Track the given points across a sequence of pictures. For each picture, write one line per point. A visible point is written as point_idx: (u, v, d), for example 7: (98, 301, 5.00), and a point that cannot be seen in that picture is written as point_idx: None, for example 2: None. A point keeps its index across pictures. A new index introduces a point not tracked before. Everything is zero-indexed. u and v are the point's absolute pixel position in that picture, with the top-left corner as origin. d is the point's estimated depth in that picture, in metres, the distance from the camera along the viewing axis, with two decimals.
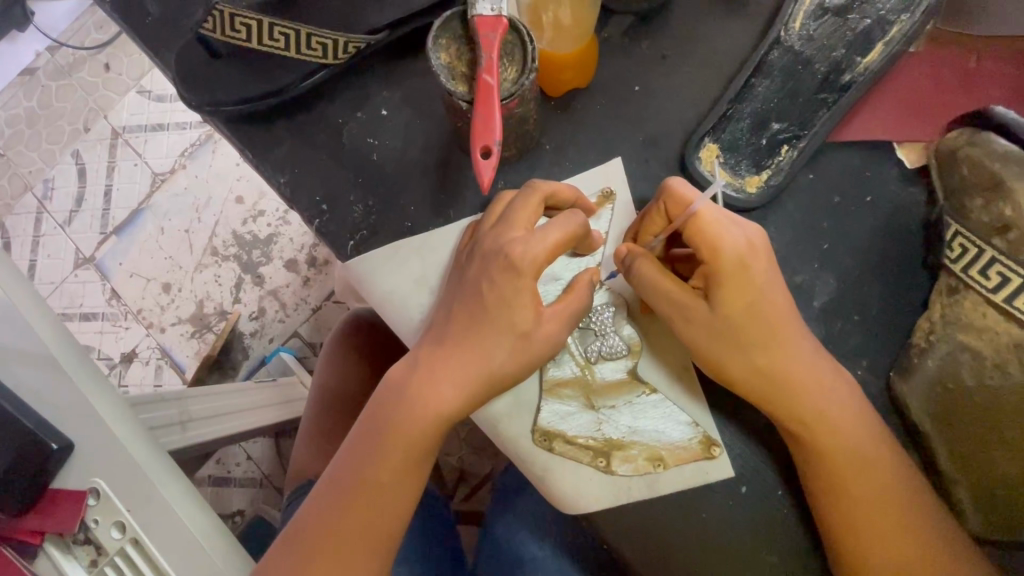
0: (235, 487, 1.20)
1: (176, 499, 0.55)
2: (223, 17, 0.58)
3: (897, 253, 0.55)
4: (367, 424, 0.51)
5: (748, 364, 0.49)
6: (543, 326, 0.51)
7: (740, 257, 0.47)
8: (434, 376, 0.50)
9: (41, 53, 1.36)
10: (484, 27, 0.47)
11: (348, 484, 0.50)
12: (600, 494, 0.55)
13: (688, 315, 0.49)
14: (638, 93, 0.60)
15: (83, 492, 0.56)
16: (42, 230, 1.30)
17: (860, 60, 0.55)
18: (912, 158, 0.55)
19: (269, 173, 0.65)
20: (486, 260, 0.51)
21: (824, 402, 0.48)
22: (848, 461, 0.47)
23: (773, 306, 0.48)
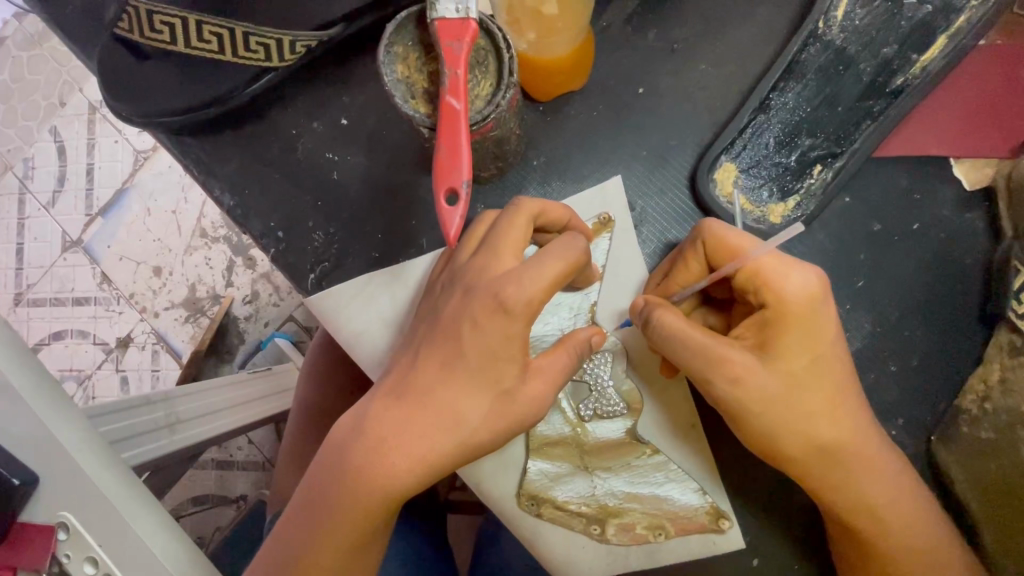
0: (240, 471, 1.06)
1: (153, 536, 0.35)
2: (141, 15, 0.50)
3: (945, 293, 0.46)
4: (311, 493, 0.44)
5: (804, 434, 0.38)
6: (530, 383, 0.43)
7: (808, 302, 0.37)
8: (388, 444, 0.42)
9: (7, 20, 1.23)
10: (446, 34, 0.38)
11: (287, 559, 0.44)
12: (595, 563, 0.49)
13: (730, 371, 0.38)
14: (643, 97, 0.50)
15: (50, 526, 0.35)
16: (26, 213, 1.21)
17: (916, 58, 0.45)
18: (972, 179, 0.46)
19: (216, 194, 0.56)
20: (461, 307, 0.43)
21: (870, 484, 0.38)
22: (894, 557, 0.39)
23: (825, 362, 0.38)
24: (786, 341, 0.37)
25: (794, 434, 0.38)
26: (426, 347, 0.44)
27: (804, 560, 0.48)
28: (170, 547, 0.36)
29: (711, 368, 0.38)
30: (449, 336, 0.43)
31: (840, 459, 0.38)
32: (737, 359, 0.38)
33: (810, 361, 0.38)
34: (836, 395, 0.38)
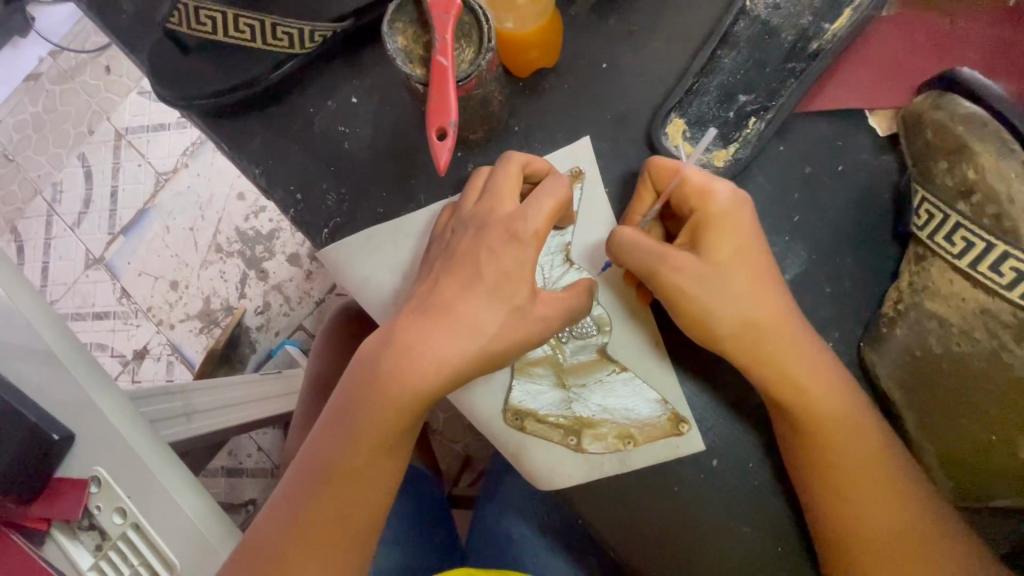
0: (247, 476, 1.33)
1: (176, 486, 0.57)
2: (188, 11, 0.59)
3: (870, 223, 0.54)
4: (343, 403, 0.52)
5: (738, 312, 0.49)
6: (538, 304, 0.52)
7: (729, 203, 0.49)
8: (411, 353, 0.50)
9: (44, 58, 1.51)
10: (437, 9, 0.47)
11: (324, 462, 0.52)
12: (575, 471, 0.55)
13: (671, 262, 0.49)
14: (605, 70, 0.59)
15: (84, 480, 0.57)
16: (53, 233, 1.46)
17: (827, 28, 0.55)
18: (884, 126, 0.54)
19: (245, 165, 0.65)
20: (468, 253, 0.52)
21: (797, 362, 0.48)
22: (820, 431, 0.48)
23: (748, 253, 0.49)
24: (712, 238, 0.49)
25: (727, 313, 0.49)
26: (444, 277, 0.53)
27: (763, 462, 0.54)
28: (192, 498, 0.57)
29: (656, 263, 0.49)
30: (466, 267, 0.52)
31: (766, 334, 0.49)
32: (674, 254, 0.49)
33: (736, 252, 0.49)
34: (761, 284, 0.49)
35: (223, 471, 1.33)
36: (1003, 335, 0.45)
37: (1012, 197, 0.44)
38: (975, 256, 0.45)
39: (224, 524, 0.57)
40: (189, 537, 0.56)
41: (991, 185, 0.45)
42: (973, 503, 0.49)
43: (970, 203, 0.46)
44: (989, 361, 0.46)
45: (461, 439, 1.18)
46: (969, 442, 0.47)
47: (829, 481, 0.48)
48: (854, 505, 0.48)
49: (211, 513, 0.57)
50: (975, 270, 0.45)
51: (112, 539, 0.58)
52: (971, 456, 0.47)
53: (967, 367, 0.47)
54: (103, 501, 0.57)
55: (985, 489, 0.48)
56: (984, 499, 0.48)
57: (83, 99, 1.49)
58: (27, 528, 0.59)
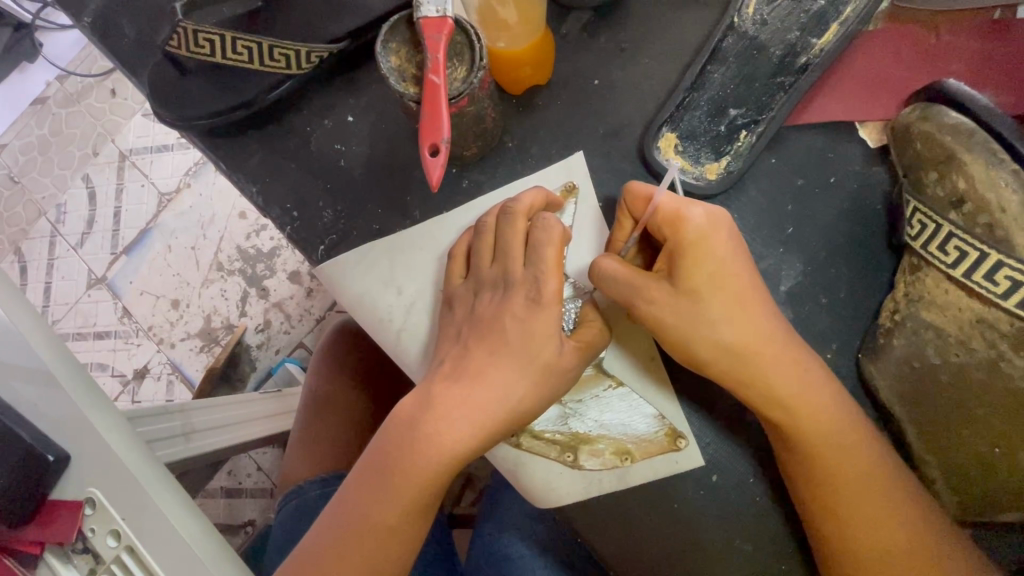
0: (247, 497, 1.32)
1: (171, 507, 0.56)
2: (187, 33, 0.60)
3: (864, 234, 0.54)
4: (377, 463, 0.52)
5: (713, 337, 0.48)
6: (564, 357, 0.52)
7: (700, 228, 0.48)
8: (446, 418, 0.51)
9: (51, 82, 1.54)
10: (429, 29, 0.48)
11: (356, 522, 0.51)
12: (573, 488, 0.55)
13: (645, 295, 0.50)
14: (597, 87, 0.60)
15: (81, 500, 0.57)
16: (56, 254, 1.47)
17: (815, 42, 0.55)
18: (874, 137, 0.55)
19: (243, 183, 0.66)
20: (493, 317, 0.54)
21: (820, 413, 0.48)
22: (830, 458, 0.47)
23: (725, 277, 0.49)
24: (686, 266, 0.49)
25: (703, 339, 0.49)
26: (472, 338, 0.54)
27: (763, 477, 0.53)
28: (188, 520, 0.56)
29: (632, 295, 0.50)
30: (491, 332, 0.53)
31: (748, 358, 0.48)
32: (649, 285, 0.50)
33: (712, 277, 0.48)
34: (743, 305, 0.48)
35: (222, 492, 1.32)
36: (1002, 343, 0.45)
37: (1002, 206, 0.44)
38: (969, 266, 0.45)
39: (222, 548, 0.56)
40: (182, 564, 0.55)
41: (982, 195, 0.45)
42: (978, 516, 0.48)
43: (960, 212, 0.46)
44: (985, 371, 0.46)
45: None
46: (973, 452, 0.47)
47: (831, 498, 0.47)
48: (859, 522, 0.47)
49: (210, 537, 0.56)
50: (971, 279, 0.45)
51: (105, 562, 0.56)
52: (976, 470, 0.47)
53: (966, 378, 0.47)
54: (96, 524, 0.57)
55: (989, 504, 0.47)
56: (987, 512, 0.48)
57: (88, 121, 1.51)
58: (19, 551, 0.58)
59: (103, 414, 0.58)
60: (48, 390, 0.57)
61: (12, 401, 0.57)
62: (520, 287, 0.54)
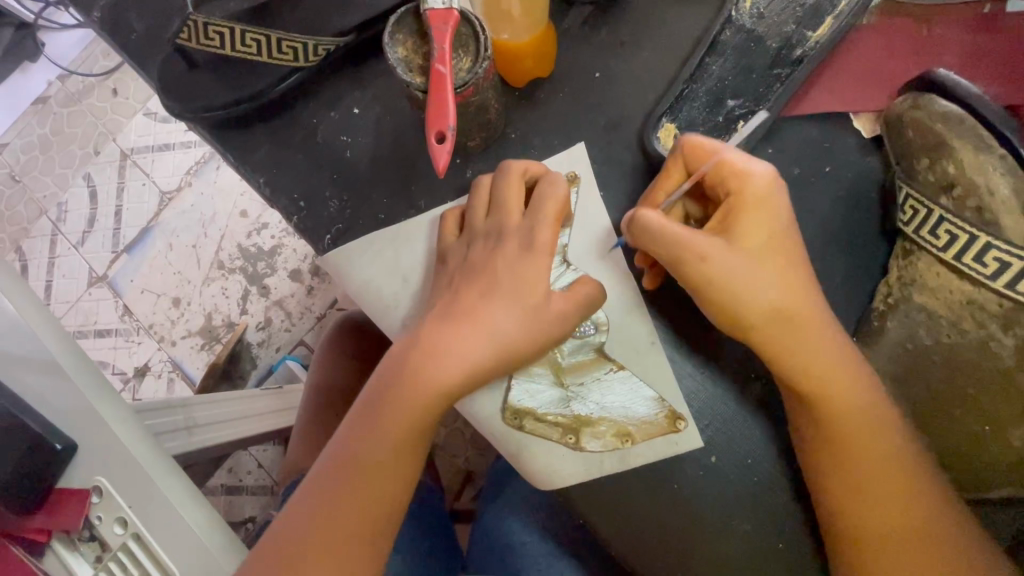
0: (247, 494, 1.32)
1: (175, 495, 0.60)
2: (197, 26, 0.61)
3: (860, 221, 0.55)
4: (371, 399, 0.54)
5: (763, 299, 0.48)
6: (553, 301, 0.54)
7: (760, 190, 0.48)
8: (436, 354, 0.52)
9: (53, 82, 1.55)
10: (436, 20, 0.50)
11: (350, 454, 0.53)
12: (575, 469, 0.56)
13: (702, 252, 0.48)
14: (598, 79, 0.61)
15: (87, 490, 0.61)
16: (57, 252, 1.48)
17: (810, 35, 0.57)
18: (868, 127, 0.56)
19: (250, 175, 0.67)
20: (486, 262, 0.55)
21: (814, 353, 0.48)
22: (823, 397, 0.48)
23: (778, 240, 0.49)
24: (741, 229, 0.49)
25: (756, 301, 0.48)
26: (463, 282, 0.55)
27: (761, 459, 0.54)
28: (191, 507, 0.60)
29: (685, 252, 0.49)
30: (483, 275, 0.54)
31: (793, 320, 0.48)
32: (705, 241, 0.48)
33: (769, 239, 0.49)
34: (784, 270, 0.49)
35: (223, 489, 1.33)
36: (992, 323, 0.47)
37: (991, 190, 0.47)
38: (959, 247, 0.47)
39: (223, 533, 0.60)
40: (192, 550, 0.59)
41: (971, 178, 0.47)
42: (972, 494, 0.49)
43: (950, 196, 0.48)
44: (976, 350, 0.48)
45: (461, 454, 1.18)
46: (966, 432, 0.48)
47: (828, 474, 0.49)
48: (859, 498, 0.48)
49: (212, 523, 0.60)
50: (960, 261, 0.47)
51: (112, 550, 0.61)
52: (968, 449, 0.48)
53: (960, 359, 0.48)
54: (104, 512, 0.61)
55: (978, 482, 0.49)
56: (981, 489, 0.49)
57: (90, 120, 1.52)
58: (27, 539, 0.63)
59: (112, 406, 0.61)
60: (58, 381, 0.61)
61: (20, 390, 0.61)
62: (512, 237, 0.55)
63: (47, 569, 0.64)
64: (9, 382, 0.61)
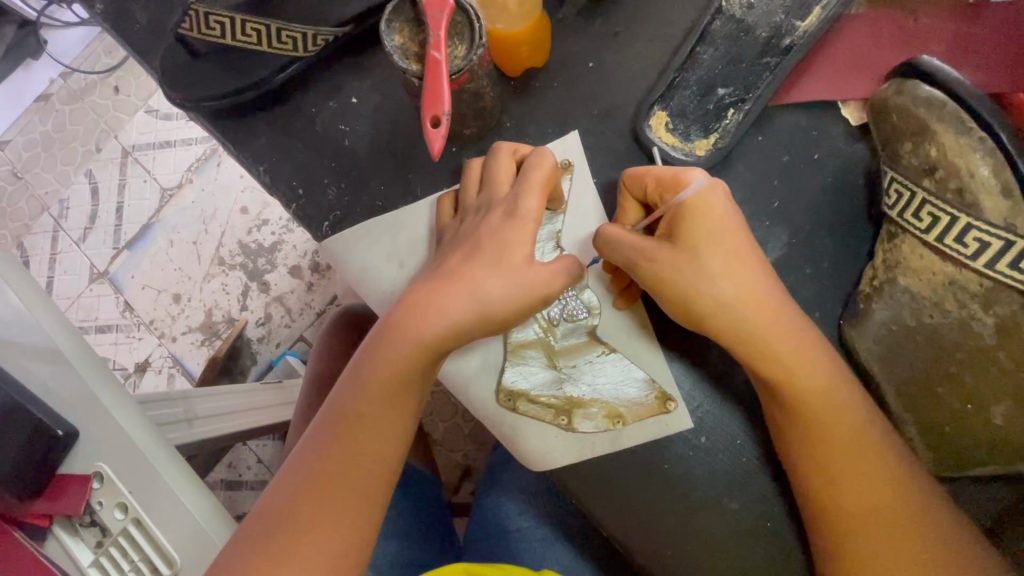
0: (247, 489, 1.33)
1: (174, 480, 0.65)
2: (198, 16, 0.62)
3: (847, 207, 0.56)
4: (359, 361, 0.55)
5: (712, 293, 0.51)
6: (535, 269, 0.54)
7: (692, 194, 0.51)
8: (424, 313, 0.53)
9: (55, 79, 1.57)
10: (432, 7, 0.51)
11: (340, 414, 0.55)
12: (567, 451, 0.57)
13: (648, 255, 0.52)
14: (592, 69, 0.62)
15: (88, 476, 0.66)
16: (59, 248, 1.50)
17: (799, 25, 0.58)
18: (856, 115, 0.57)
19: (250, 164, 0.68)
20: (472, 232, 0.56)
21: (783, 325, 0.50)
22: (792, 365, 0.50)
23: (724, 233, 0.51)
24: (685, 226, 0.52)
25: (705, 296, 0.51)
26: (451, 249, 0.57)
27: (750, 440, 0.56)
28: (191, 491, 0.65)
29: (634, 258, 0.53)
30: (467, 242, 0.56)
31: (739, 308, 0.50)
32: (650, 246, 0.52)
33: (711, 234, 0.51)
34: (740, 256, 0.51)
35: (222, 484, 1.34)
36: (972, 304, 0.48)
37: (972, 171, 0.47)
38: (941, 229, 0.48)
39: (219, 514, 0.66)
40: (189, 532, 0.64)
41: (952, 161, 0.48)
42: (953, 472, 0.51)
43: (934, 178, 0.49)
44: (959, 331, 0.49)
45: (459, 448, 1.19)
46: (948, 411, 0.49)
47: (814, 455, 0.50)
48: (842, 477, 0.49)
49: (209, 506, 0.65)
50: (943, 243, 0.48)
51: (113, 535, 0.66)
52: (951, 427, 0.49)
53: (941, 338, 0.49)
54: (105, 497, 0.66)
55: (961, 459, 0.50)
56: (963, 468, 0.50)
57: (92, 117, 1.54)
58: (30, 524, 0.68)
59: (113, 396, 0.66)
60: (61, 368, 0.66)
61: (22, 377, 0.66)
62: (496, 207, 0.56)
63: (49, 553, 0.69)
64: (13, 369, 0.66)
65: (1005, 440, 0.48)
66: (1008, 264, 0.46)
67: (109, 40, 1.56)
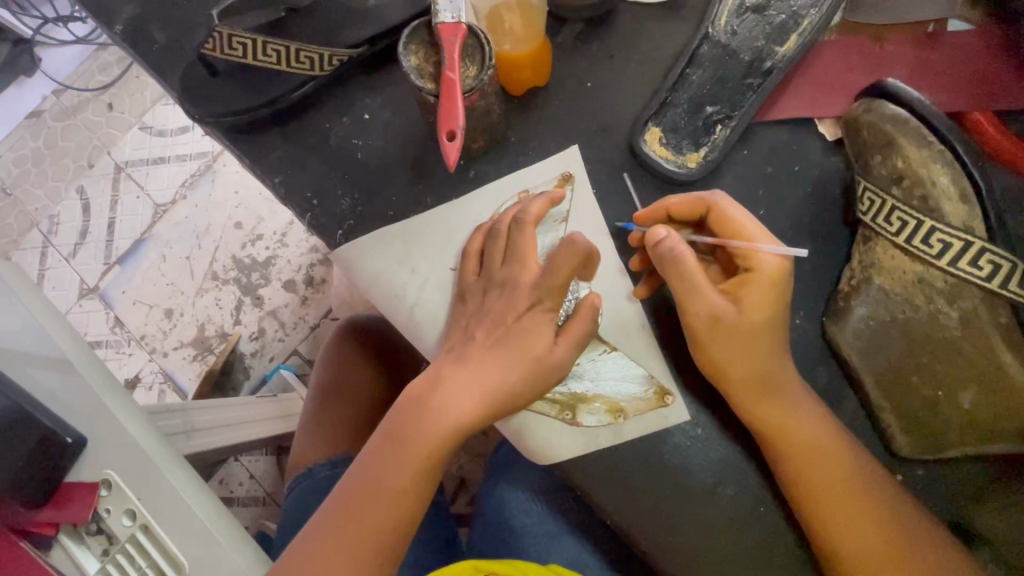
0: (240, 506, 1.33)
1: (181, 484, 0.67)
2: (222, 37, 0.66)
3: (826, 214, 0.62)
4: (389, 434, 0.60)
5: (754, 365, 0.55)
6: (555, 350, 0.59)
7: (771, 275, 0.54)
8: (450, 394, 0.59)
9: (48, 96, 1.59)
10: (446, 32, 0.55)
11: (366, 481, 0.58)
12: (573, 445, 0.60)
13: (716, 308, 0.55)
14: (590, 89, 0.68)
15: (98, 481, 0.67)
16: (48, 264, 1.50)
17: (779, 50, 0.64)
18: (831, 131, 0.63)
19: (264, 175, 0.72)
20: (501, 310, 0.61)
21: (796, 421, 0.55)
22: (781, 427, 0.55)
23: (771, 319, 0.55)
24: (750, 283, 0.55)
25: (745, 370, 0.55)
26: (478, 326, 0.62)
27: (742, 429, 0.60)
28: (199, 498, 0.67)
29: (706, 337, 0.56)
30: (495, 322, 0.61)
31: (771, 390, 0.55)
32: (723, 304, 0.55)
33: (767, 311, 0.55)
34: (759, 345, 0.55)
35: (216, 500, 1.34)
36: (938, 299, 0.53)
37: (933, 180, 0.52)
38: (909, 232, 0.53)
39: (227, 518, 0.67)
40: (192, 531, 0.66)
41: (916, 172, 0.53)
42: (931, 456, 0.54)
43: (901, 187, 0.54)
44: (928, 324, 0.54)
45: (455, 460, 1.21)
46: (919, 398, 0.54)
47: (808, 490, 0.54)
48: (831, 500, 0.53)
49: (217, 511, 0.67)
50: (911, 245, 0.53)
51: (122, 542, 0.67)
52: (924, 411, 0.54)
53: (913, 330, 0.54)
54: (112, 504, 0.67)
55: (938, 443, 0.54)
56: (938, 451, 0.54)
57: (84, 134, 1.56)
58: (36, 534, 0.68)
59: (118, 400, 0.68)
60: (68, 378, 0.68)
61: (31, 387, 0.68)
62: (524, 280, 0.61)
63: (54, 563, 0.69)
64: (20, 379, 0.68)
65: (971, 422, 0.53)
66: (968, 263, 0.51)
67: (104, 59, 1.59)
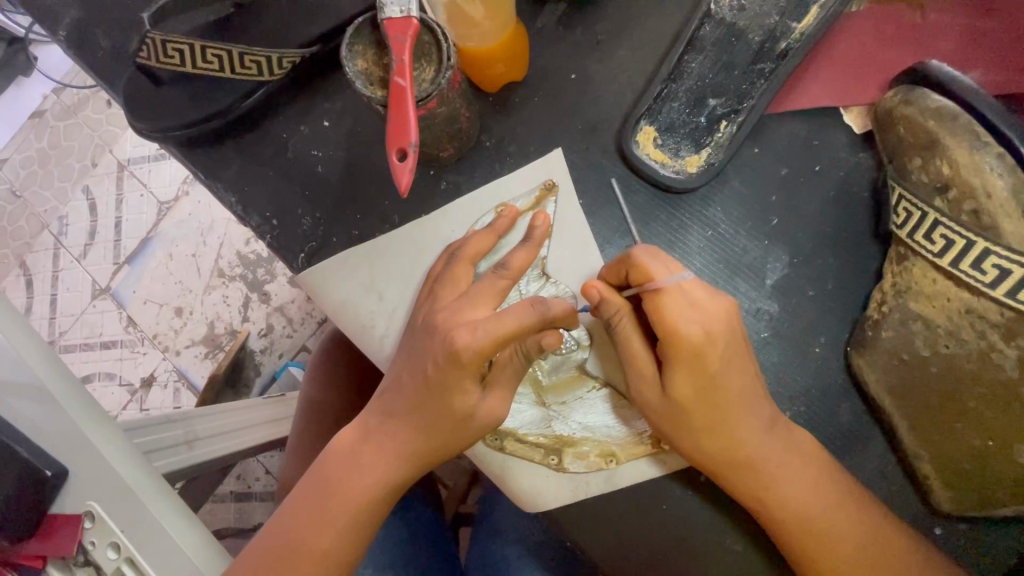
0: (256, 501, 1.28)
1: (165, 514, 0.50)
2: (155, 44, 0.59)
3: (850, 224, 0.53)
4: (312, 489, 0.54)
5: (696, 442, 0.48)
6: (486, 402, 0.51)
7: (696, 342, 0.46)
8: (360, 458, 0.53)
9: (48, 95, 1.54)
10: (393, 30, 0.47)
11: (288, 539, 0.54)
12: (560, 492, 0.54)
13: (640, 381, 0.50)
14: (575, 82, 0.58)
15: (78, 514, 0.50)
16: (61, 265, 1.48)
17: (795, 27, 0.54)
18: (859, 123, 0.53)
19: (221, 192, 0.65)
20: (421, 362, 0.51)
21: (798, 483, 0.47)
22: (770, 493, 0.47)
23: (719, 387, 0.47)
24: (670, 355, 0.47)
25: (705, 444, 0.48)
26: (406, 374, 0.52)
27: None
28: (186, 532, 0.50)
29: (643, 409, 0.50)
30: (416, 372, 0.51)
31: (751, 463, 0.48)
32: (646, 377, 0.49)
33: (709, 383, 0.47)
34: (710, 414, 0.48)
35: (232, 496, 1.29)
36: (992, 334, 0.44)
37: (988, 191, 0.43)
38: (955, 253, 0.44)
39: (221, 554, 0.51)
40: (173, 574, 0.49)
41: (967, 180, 0.44)
42: (979, 512, 0.47)
43: (946, 198, 0.46)
44: (977, 363, 0.45)
45: None
46: (965, 446, 0.46)
47: (823, 554, 0.47)
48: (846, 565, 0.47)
49: (208, 545, 0.50)
50: (957, 267, 0.44)
51: None
52: (969, 464, 0.46)
53: (958, 370, 0.46)
54: (97, 536, 0.51)
55: (987, 497, 0.46)
56: (988, 507, 0.46)
57: (86, 132, 1.51)
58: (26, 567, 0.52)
59: None
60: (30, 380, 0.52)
61: None
62: (462, 326, 0.48)
63: None
64: None
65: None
66: None
67: None
